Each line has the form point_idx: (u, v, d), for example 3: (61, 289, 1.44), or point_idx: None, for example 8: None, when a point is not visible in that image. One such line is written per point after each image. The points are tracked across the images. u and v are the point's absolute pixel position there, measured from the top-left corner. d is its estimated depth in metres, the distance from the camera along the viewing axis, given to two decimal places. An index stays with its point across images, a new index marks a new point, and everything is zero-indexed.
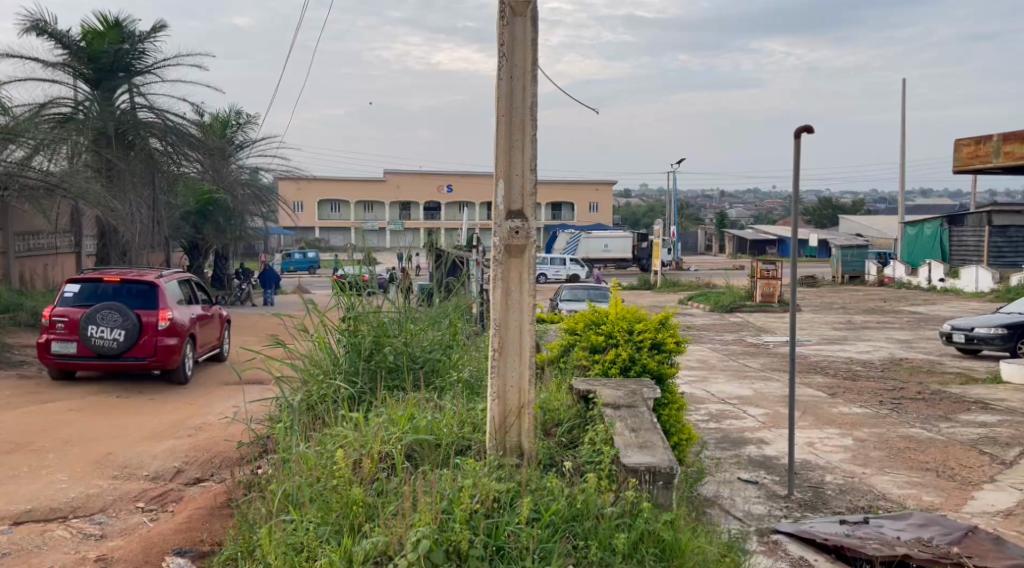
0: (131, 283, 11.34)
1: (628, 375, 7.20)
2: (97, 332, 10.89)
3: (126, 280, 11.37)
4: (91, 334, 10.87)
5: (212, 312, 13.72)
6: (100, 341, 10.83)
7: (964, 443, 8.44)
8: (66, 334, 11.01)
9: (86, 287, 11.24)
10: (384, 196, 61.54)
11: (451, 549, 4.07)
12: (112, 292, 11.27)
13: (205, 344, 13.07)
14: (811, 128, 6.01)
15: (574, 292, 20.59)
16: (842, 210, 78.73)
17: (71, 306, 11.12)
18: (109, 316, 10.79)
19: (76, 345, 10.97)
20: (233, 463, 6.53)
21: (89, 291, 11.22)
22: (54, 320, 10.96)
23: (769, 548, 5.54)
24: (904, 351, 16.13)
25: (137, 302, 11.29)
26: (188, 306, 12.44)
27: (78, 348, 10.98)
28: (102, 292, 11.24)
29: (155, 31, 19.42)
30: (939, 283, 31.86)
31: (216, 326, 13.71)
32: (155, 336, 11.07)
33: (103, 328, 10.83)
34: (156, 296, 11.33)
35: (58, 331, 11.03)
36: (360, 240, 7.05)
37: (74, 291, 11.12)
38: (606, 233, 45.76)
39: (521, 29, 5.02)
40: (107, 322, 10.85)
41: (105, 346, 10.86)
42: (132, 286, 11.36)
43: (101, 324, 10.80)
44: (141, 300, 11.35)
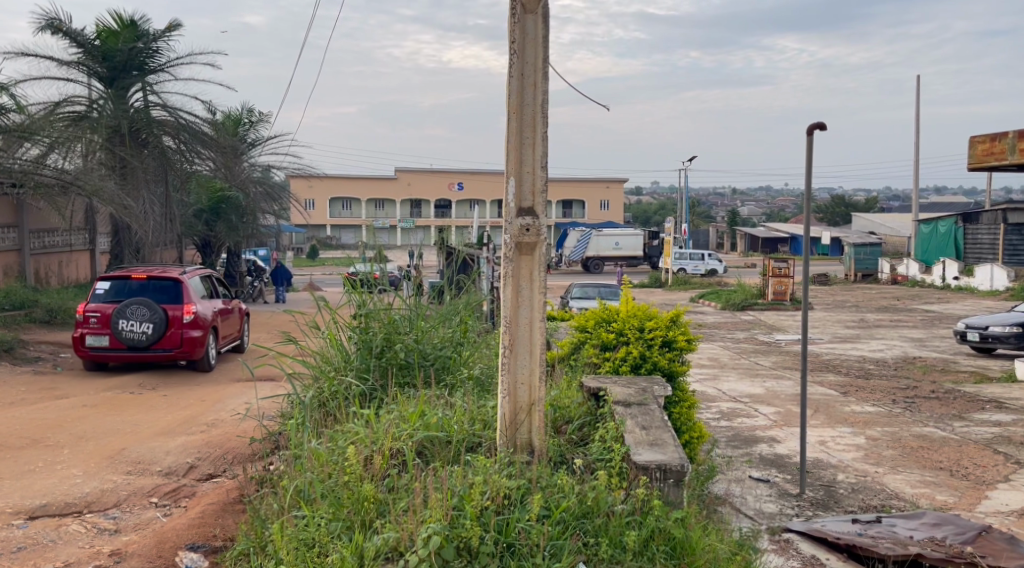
0: (157, 279, 11.63)
1: (639, 373, 7.19)
2: (127, 326, 11.24)
3: (152, 276, 11.68)
4: (122, 328, 11.23)
5: (232, 306, 13.94)
6: (130, 334, 11.19)
7: (977, 443, 8.38)
8: (98, 328, 11.36)
9: (115, 283, 11.55)
10: (394, 194, 61.60)
11: (461, 545, 4.08)
12: (140, 288, 11.59)
13: (225, 337, 13.31)
14: (823, 125, 6.00)
15: (585, 289, 20.56)
16: (855, 207, 78.37)
17: (102, 301, 11.45)
18: (138, 311, 11.13)
19: (108, 338, 11.33)
20: (246, 459, 6.55)
21: (118, 287, 11.54)
22: (87, 315, 11.30)
23: (780, 547, 5.53)
24: (917, 350, 16.01)
25: (163, 296, 11.62)
26: (210, 299, 12.73)
27: (109, 341, 11.34)
28: (131, 288, 11.56)
29: (168, 30, 19.52)
30: (953, 282, 31.61)
31: (235, 319, 13.93)
32: (181, 329, 11.45)
33: (133, 322, 11.18)
34: (181, 291, 11.66)
35: (90, 324, 11.37)
36: (371, 239, 6.93)
37: (105, 288, 11.44)
38: (617, 231, 45.62)
39: (532, 26, 5.02)
40: (136, 316, 11.20)
41: (134, 339, 11.22)
42: (158, 281, 11.68)
43: (130, 319, 11.15)
44: (167, 295, 11.66)
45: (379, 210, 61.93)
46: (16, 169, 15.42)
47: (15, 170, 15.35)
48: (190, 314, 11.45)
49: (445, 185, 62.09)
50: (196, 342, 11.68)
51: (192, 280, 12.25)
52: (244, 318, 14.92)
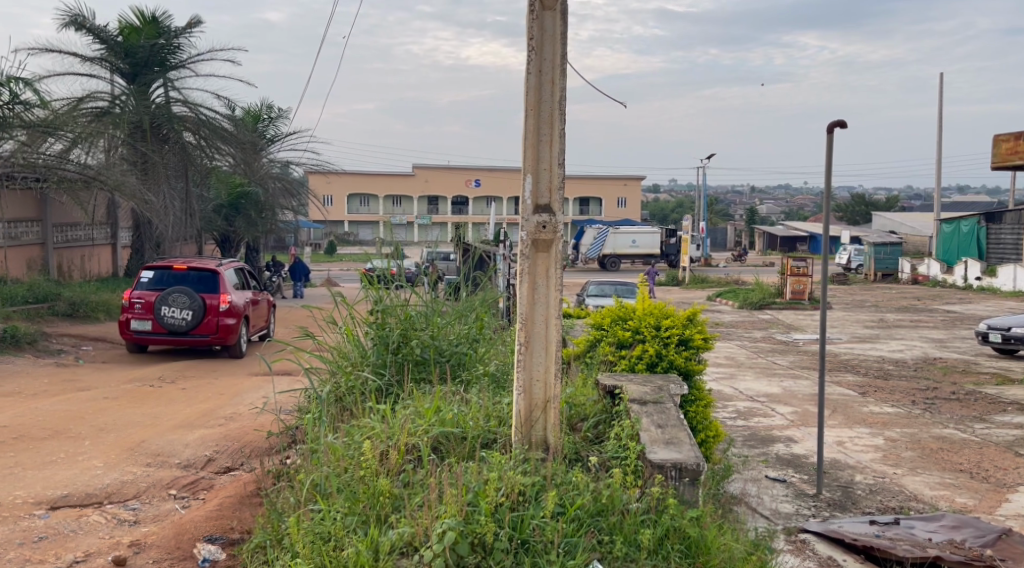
0: (196, 269, 12.50)
1: (654, 371, 7.15)
2: (169, 312, 12.03)
3: (191, 267, 12.53)
4: (164, 314, 12.01)
5: (261, 298, 14.63)
6: (171, 320, 11.97)
7: (998, 445, 8.31)
8: (142, 313, 12.16)
9: (158, 272, 12.38)
10: (412, 190, 61.83)
11: (476, 540, 4.09)
12: (180, 277, 12.44)
13: (254, 327, 14.02)
14: (844, 124, 5.95)
15: (601, 287, 20.56)
16: (876, 206, 77.61)
17: (146, 288, 12.28)
18: (179, 298, 11.92)
19: (150, 323, 12.12)
20: (263, 452, 6.59)
21: (161, 276, 12.38)
22: (132, 301, 12.11)
23: (796, 547, 5.50)
24: (938, 351, 15.85)
25: (201, 286, 12.42)
26: (243, 290, 13.53)
27: (151, 326, 12.13)
28: (172, 277, 12.38)
29: (190, 27, 19.65)
30: (975, 283, 31.28)
31: (264, 310, 14.65)
32: (217, 317, 12.22)
33: (174, 309, 11.98)
34: (218, 282, 12.49)
35: (135, 310, 12.18)
36: (388, 235, 6.91)
37: (149, 276, 12.27)
38: (634, 228, 45.43)
39: (550, 22, 5.00)
40: (177, 303, 12.00)
41: (175, 324, 12.01)
42: (197, 272, 12.52)
43: (172, 305, 11.94)
44: (205, 285, 12.49)
45: (396, 207, 62.07)
46: (41, 163, 15.56)
47: (39, 164, 15.60)
48: (226, 302, 12.25)
49: (463, 182, 62.13)
50: (231, 329, 12.47)
51: (227, 273, 13.10)
52: (270, 309, 15.43)
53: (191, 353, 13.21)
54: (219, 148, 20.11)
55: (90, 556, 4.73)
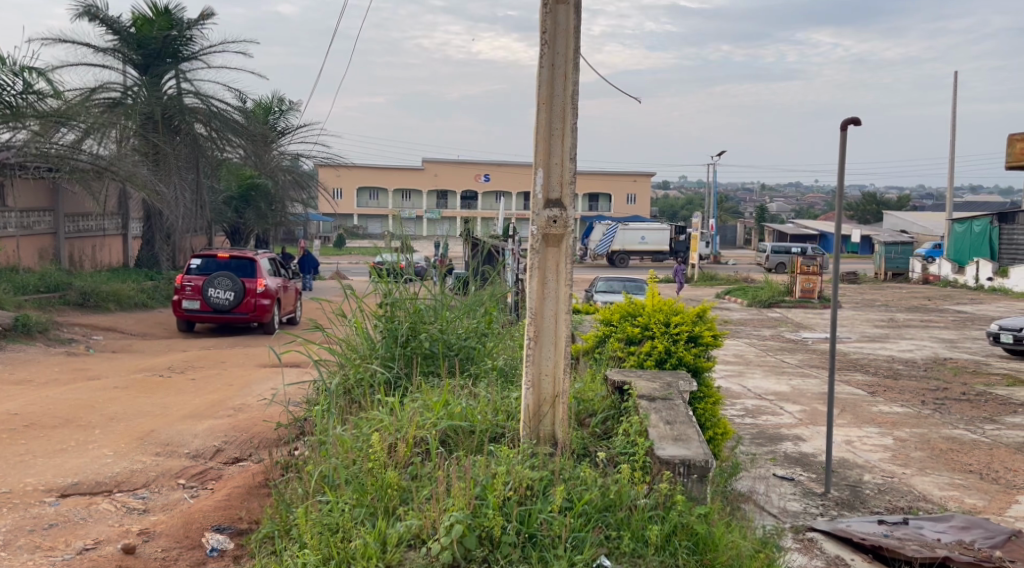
0: (237, 258, 14.12)
1: (664, 367, 7.12)
2: (215, 293, 13.68)
3: (233, 256, 14.15)
4: (211, 295, 13.68)
5: (290, 285, 16.24)
6: (216, 299, 13.69)
7: (1009, 446, 8.25)
8: (191, 294, 13.92)
9: (205, 260, 14.07)
10: (422, 185, 61.88)
11: (484, 534, 4.10)
12: (223, 265, 14.07)
13: (283, 311, 15.50)
14: (858, 121, 5.93)
15: (610, 283, 20.53)
16: (886, 205, 77.22)
17: (195, 273, 13.99)
18: (222, 281, 13.61)
19: (199, 302, 13.87)
20: (272, 444, 6.62)
21: (207, 263, 14.03)
22: (183, 284, 13.86)
23: (804, 545, 5.49)
24: (948, 351, 15.76)
25: (241, 272, 14.09)
26: (276, 277, 15.13)
27: (199, 305, 13.87)
28: (217, 264, 14.03)
29: (202, 18, 19.72)
30: (987, 283, 31.09)
31: (293, 296, 16.23)
32: (255, 298, 13.85)
33: (219, 290, 13.63)
34: (255, 268, 14.13)
35: (185, 291, 13.94)
36: (397, 229, 6.84)
37: (197, 263, 13.99)
38: (643, 225, 45.24)
39: (563, 16, 4.99)
40: (221, 286, 13.64)
41: (219, 303, 13.74)
42: (238, 260, 14.17)
43: (217, 287, 13.61)
44: (244, 272, 14.11)
45: (405, 201, 62.08)
46: (53, 153, 15.47)
47: (52, 154, 15.56)
48: (262, 285, 13.86)
49: (472, 176, 61.98)
50: (266, 308, 14.13)
51: (262, 261, 14.72)
52: (295, 297, 16.46)
53: (203, 345, 13.28)
54: (230, 140, 20.12)
55: (100, 544, 4.76)
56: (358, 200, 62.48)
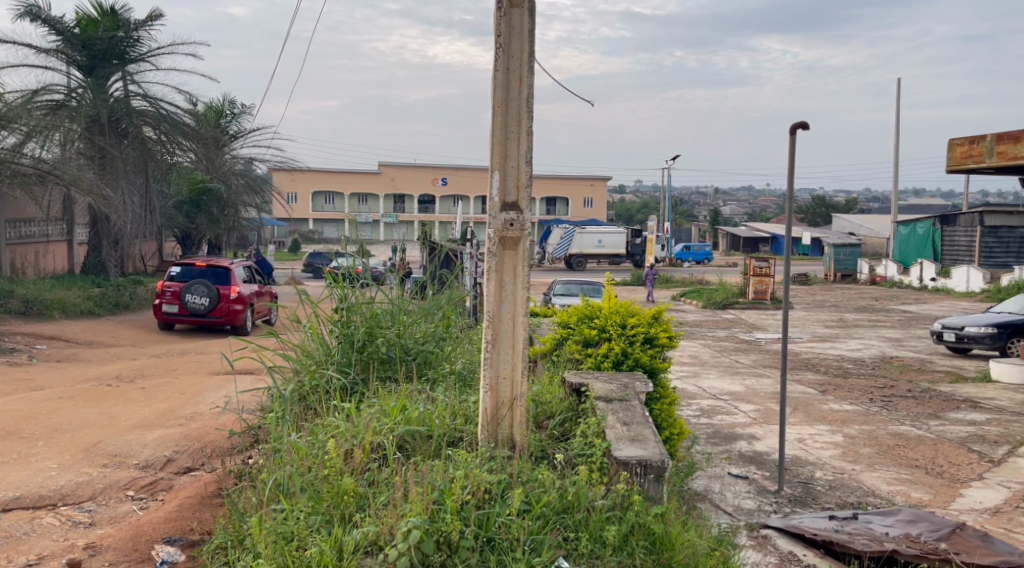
0: (213, 267, 15.35)
1: (620, 369, 7.24)
2: (192, 299, 14.93)
3: (210, 265, 15.36)
4: (188, 300, 14.92)
5: (264, 291, 17.09)
6: (193, 304, 14.92)
7: (953, 441, 8.49)
8: (171, 298, 15.17)
9: (185, 268, 15.32)
10: (378, 188, 61.54)
11: (441, 539, 4.11)
12: (201, 273, 15.30)
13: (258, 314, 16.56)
14: (806, 125, 6.07)
15: (568, 286, 20.66)
16: (835, 208, 78.86)
17: (175, 280, 15.24)
18: (199, 288, 14.84)
19: (177, 307, 15.07)
20: (224, 453, 6.54)
21: (186, 271, 15.28)
22: (163, 289, 15.10)
23: (758, 543, 5.61)
24: (895, 350, 16.13)
25: (217, 280, 15.28)
26: (251, 285, 16.26)
27: (178, 309, 15.10)
28: (195, 272, 15.27)
29: (150, 19, 19.43)
30: (931, 283, 31.89)
31: (266, 302, 17.14)
32: (228, 304, 15.02)
33: (195, 296, 14.87)
34: (230, 276, 15.31)
35: (165, 296, 15.18)
36: (353, 233, 6.83)
37: (177, 271, 15.26)
38: (600, 228, 45.58)
39: (517, 20, 5.05)
40: (197, 292, 14.86)
41: (196, 308, 14.94)
42: (215, 269, 15.39)
43: (194, 294, 14.84)
44: (220, 280, 15.30)
45: (362, 205, 61.72)
46: None
47: None
48: (236, 292, 15.05)
49: (430, 180, 61.86)
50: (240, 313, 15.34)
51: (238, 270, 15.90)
52: (267, 298, 17.14)
53: (155, 352, 13.09)
54: (181, 143, 19.79)
55: (44, 560, 4.66)
56: (314, 204, 61.91)
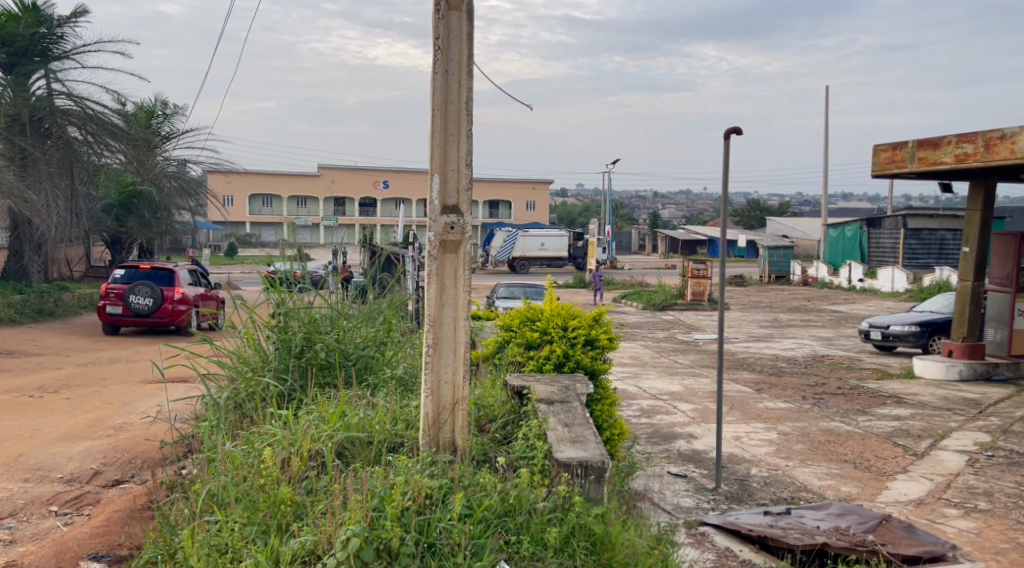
0: (157, 269, 15.50)
1: (562, 371, 7.34)
2: (136, 299, 15.04)
3: (154, 267, 15.51)
4: (131, 301, 15.03)
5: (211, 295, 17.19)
6: (137, 305, 15.02)
7: (879, 436, 8.80)
8: (115, 299, 15.25)
9: (129, 271, 15.46)
10: (317, 191, 60.88)
11: (381, 546, 4.10)
12: (146, 275, 15.44)
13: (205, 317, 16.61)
14: (739, 131, 6.24)
15: (511, 289, 20.69)
16: (769, 211, 80.80)
17: (119, 281, 15.36)
18: (142, 288, 14.96)
19: (121, 308, 15.21)
20: (155, 464, 6.43)
21: (130, 273, 15.43)
22: (107, 291, 15.21)
23: (696, 540, 5.72)
24: (826, 349, 16.62)
25: (161, 282, 15.42)
26: (197, 288, 16.39)
27: (122, 310, 15.21)
28: (139, 275, 15.42)
29: (75, 16, 18.93)
30: (858, 283, 32.87)
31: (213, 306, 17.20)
32: (172, 304, 15.13)
33: (139, 296, 14.99)
34: (174, 278, 15.45)
35: (110, 297, 15.26)
36: (291, 237, 6.77)
37: (121, 273, 15.39)
38: (542, 232, 45.89)
39: (456, 22, 5.09)
40: (141, 292, 14.99)
41: (139, 308, 15.03)
42: (159, 271, 15.53)
43: (137, 294, 14.97)
44: (164, 281, 15.44)
45: (300, 208, 61.02)
46: None
47: None
48: (179, 292, 15.19)
49: (371, 183, 61.47)
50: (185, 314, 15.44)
51: (183, 273, 16.04)
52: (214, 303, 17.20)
53: (85, 361, 12.75)
54: (108, 144, 19.30)
55: None
56: (251, 207, 60.95)
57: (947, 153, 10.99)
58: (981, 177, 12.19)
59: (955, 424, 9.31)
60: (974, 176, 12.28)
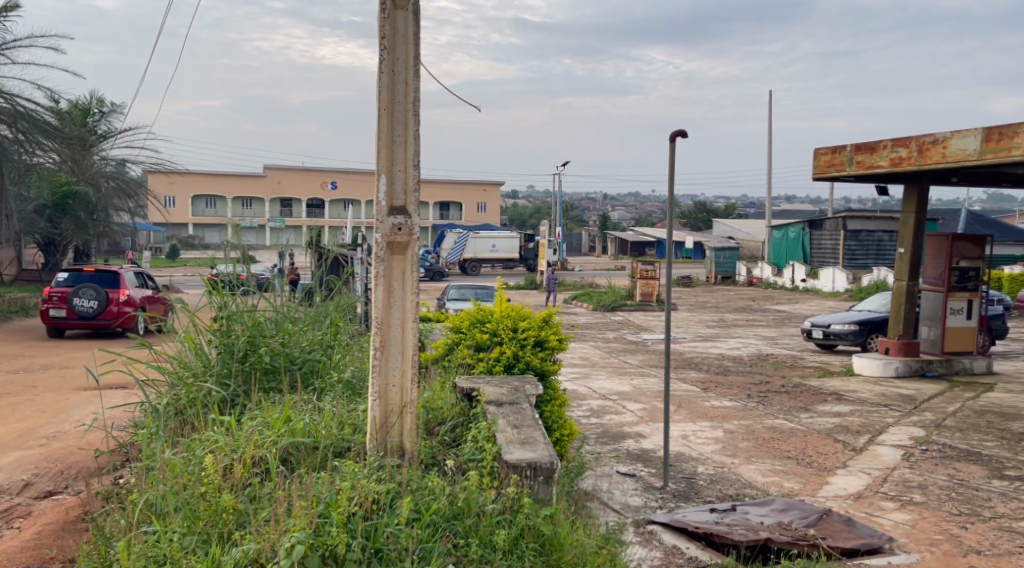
0: (102, 271, 15.21)
1: (512, 372, 7.37)
2: (80, 302, 14.75)
3: (98, 269, 15.23)
4: (76, 304, 14.74)
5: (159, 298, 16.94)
6: (82, 308, 14.75)
7: (821, 432, 9.00)
8: (58, 303, 14.91)
9: (72, 274, 15.15)
10: (264, 192, 60.02)
11: (327, 553, 4.08)
12: (90, 278, 15.15)
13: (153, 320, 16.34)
14: (684, 133, 6.34)
15: (461, 291, 20.64)
16: (715, 213, 82.09)
17: (62, 285, 15.03)
18: (86, 291, 14.68)
19: (65, 311, 14.86)
20: (90, 474, 6.27)
21: (74, 276, 15.13)
22: (50, 294, 14.87)
23: (644, 538, 5.79)
24: (770, 348, 16.93)
25: (107, 284, 15.15)
26: (143, 290, 16.13)
27: (65, 313, 14.86)
28: (83, 277, 15.12)
29: (5, 10, 18.35)
30: (801, 283, 33.54)
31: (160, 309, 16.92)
32: (118, 306, 14.87)
33: (84, 299, 14.70)
34: (120, 280, 15.20)
35: (53, 301, 14.91)
36: (234, 239, 6.66)
37: (65, 276, 15.07)
38: (493, 233, 45.90)
39: (402, 22, 5.07)
40: (86, 295, 14.72)
41: (84, 311, 14.74)
42: (103, 273, 15.25)
43: (82, 296, 14.69)
44: (109, 284, 15.16)
45: (247, 209, 60.09)
46: None
47: None
48: (125, 294, 14.95)
49: (319, 184, 60.82)
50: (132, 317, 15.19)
51: (129, 275, 15.77)
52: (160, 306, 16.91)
53: (20, 367, 12.37)
54: (41, 143, 18.76)
55: None
56: (195, 209, 59.84)
57: (884, 157, 11.35)
58: (914, 180, 12.57)
59: (892, 420, 9.56)
60: (907, 179, 12.65)
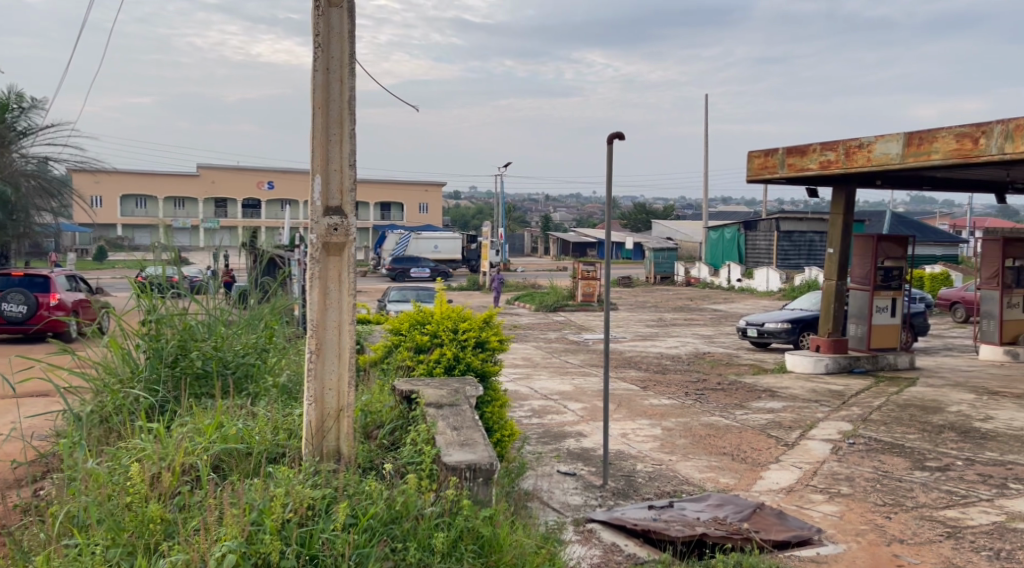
0: (31, 274, 14.76)
1: (452, 374, 7.35)
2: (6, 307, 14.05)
3: (26, 273, 14.76)
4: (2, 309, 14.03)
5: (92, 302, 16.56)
6: (9, 313, 14.03)
7: (755, 428, 9.19)
8: None
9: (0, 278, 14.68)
10: (198, 192, 58.71)
11: (259, 561, 4.02)
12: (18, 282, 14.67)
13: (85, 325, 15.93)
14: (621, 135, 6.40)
15: (403, 292, 20.49)
16: (654, 215, 83.20)
17: None
18: (14, 295, 14.02)
19: None
20: (8, 485, 6.05)
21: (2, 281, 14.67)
22: None
23: (584, 537, 5.81)
24: (707, 346, 17.22)
25: (36, 289, 14.71)
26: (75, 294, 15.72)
27: None
28: (11, 281, 14.66)
29: None
30: (736, 283, 34.20)
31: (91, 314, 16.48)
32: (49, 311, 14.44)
33: (11, 304, 14.02)
34: (49, 284, 14.79)
35: None
36: (165, 240, 6.49)
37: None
38: (434, 234, 45.69)
39: (337, 20, 5.01)
40: (13, 299, 14.04)
41: (11, 317, 14.02)
42: (32, 277, 14.79)
43: (9, 301, 14.00)
44: (39, 288, 14.72)
45: (180, 210, 58.70)
46: None
47: None
48: (56, 298, 14.56)
49: (256, 184, 59.76)
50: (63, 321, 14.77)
51: (61, 279, 15.35)
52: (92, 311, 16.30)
53: None
54: None
55: None
56: (126, 209, 58.21)
57: (812, 161, 11.65)
58: (842, 183, 12.94)
59: (821, 415, 9.81)
60: (835, 182, 13.02)
